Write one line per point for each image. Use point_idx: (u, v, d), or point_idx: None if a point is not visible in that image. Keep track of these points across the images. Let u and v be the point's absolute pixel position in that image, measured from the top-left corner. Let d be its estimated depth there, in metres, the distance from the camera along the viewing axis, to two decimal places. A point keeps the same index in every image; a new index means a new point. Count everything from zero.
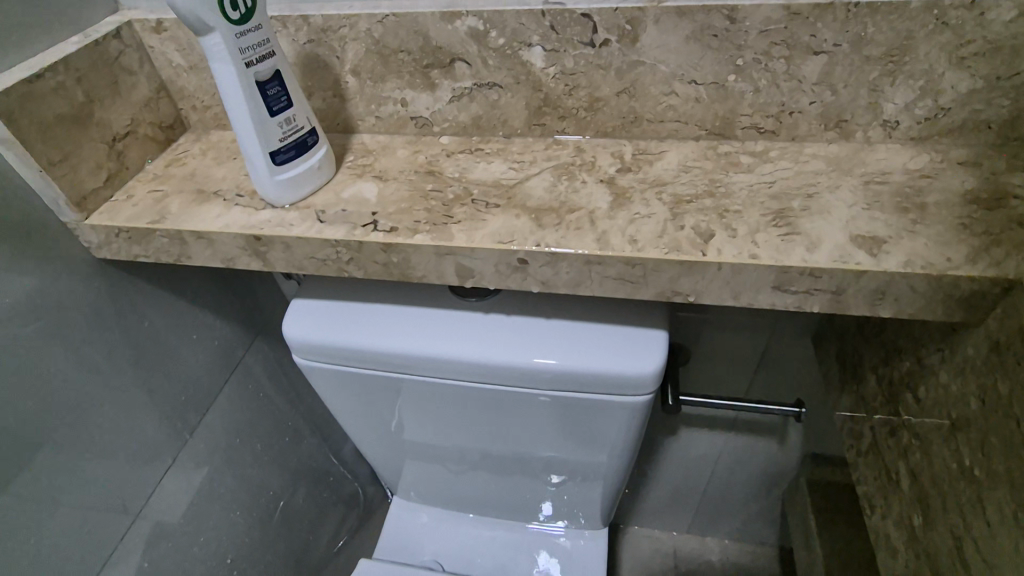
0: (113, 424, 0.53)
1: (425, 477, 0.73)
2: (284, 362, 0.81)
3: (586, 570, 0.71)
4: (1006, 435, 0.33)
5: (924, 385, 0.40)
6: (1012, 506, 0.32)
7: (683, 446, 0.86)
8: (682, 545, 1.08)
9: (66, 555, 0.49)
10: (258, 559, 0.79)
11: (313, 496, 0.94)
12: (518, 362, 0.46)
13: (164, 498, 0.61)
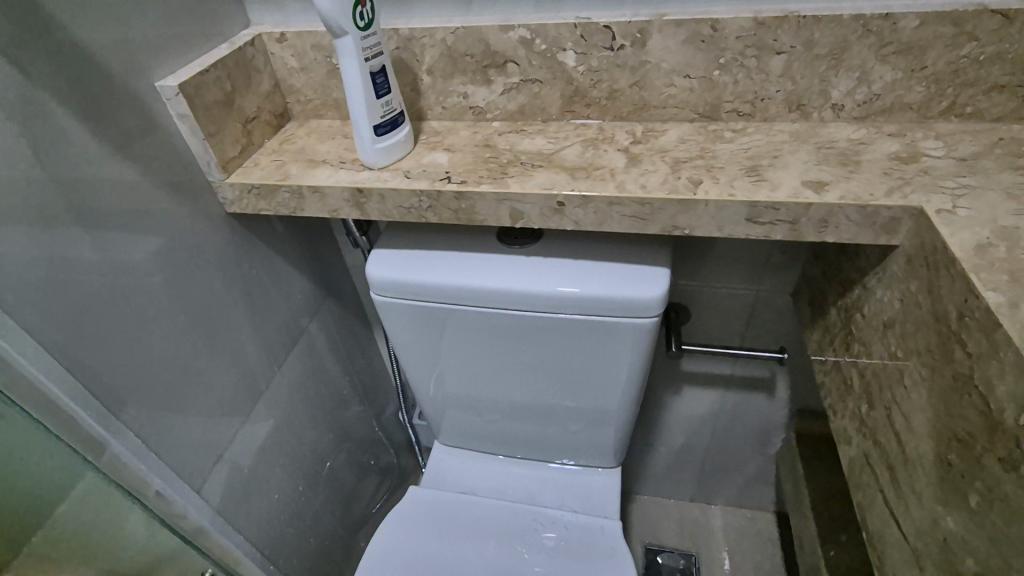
0: (223, 348, 0.67)
1: (465, 421, 0.85)
2: (342, 324, 0.94)
3: (604, 499, 0.82)
4: (913, 319, 0.44)
5: (867, 303, 0.52)
6: (918, 368, 0.43)
7: (687, 405, 0.98)
8: (687, 512, 1.19)
9: (186, 445, 0.63)
10: (310, 497, 0.91)
11: (355, 453, 1.06)
12: (553, 291, 0.59)
13: (247, 424, 0.73)
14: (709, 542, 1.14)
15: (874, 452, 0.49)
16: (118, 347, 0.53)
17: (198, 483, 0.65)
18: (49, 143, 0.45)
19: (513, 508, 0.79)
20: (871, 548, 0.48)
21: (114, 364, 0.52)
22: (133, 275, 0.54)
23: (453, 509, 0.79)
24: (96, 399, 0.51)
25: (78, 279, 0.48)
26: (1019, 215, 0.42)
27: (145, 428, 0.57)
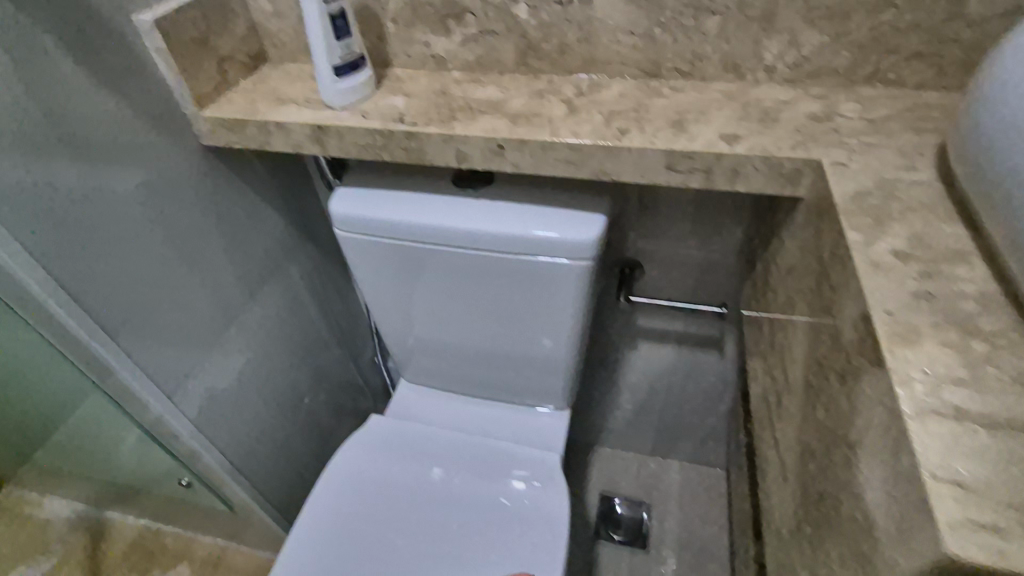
0: (199, 273, 0.73)
1: (428, 360, 0.90)
2: (322, 266, 1.00)
3: (550, 437, 0.89)
4: (805, 263, 0.49)
5: (780, 253, 0.57)
6: (804, 307, 0.48)
7: (643, 361, 1.03)
8: (645, 464, 1.27)
9: (159, 355, 0.70)
10: (283, 424, 0.98)
11: (332, 391, 1.13)
12: (497, 230, 0.63)
13: (223, 347, 0.80)
14: (661, 493, 1.22)
15: (770, 386, 0.54)
16: (102, 263, 0.60)
17: (170, 390, 0.73)
18: (37, 74, 0.51)
19: (465, 440, 0.86)
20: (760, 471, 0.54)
21: (100, 277, 0.60)
22: (117, 200, 0.60)
23: (410, 436, 0.86)
24: (81, 306, 0.59)
25: (62, 198, 0.55)
26: (902, 170, 0.46)
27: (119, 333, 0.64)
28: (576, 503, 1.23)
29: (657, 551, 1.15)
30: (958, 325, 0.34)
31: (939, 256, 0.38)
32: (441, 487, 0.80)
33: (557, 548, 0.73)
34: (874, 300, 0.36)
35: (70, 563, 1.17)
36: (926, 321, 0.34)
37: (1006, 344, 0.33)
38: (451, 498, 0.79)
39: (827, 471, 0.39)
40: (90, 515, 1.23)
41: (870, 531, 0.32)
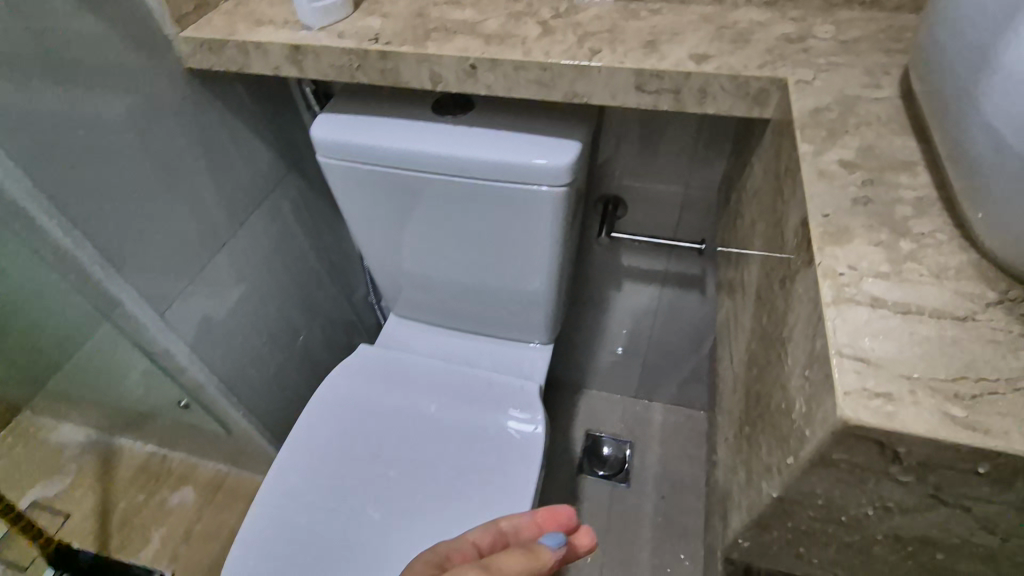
0: (188, 198, 0.75)
1: (415, 294, 0.93)
2: (312, 202, 1.01)
3: (532, 369, 0.92)
4: (767, 183, 0.50)
5: (749, 179, 0.57)
6: (763, 226, 0.49)
7: (628, 301, 1.05)
8: (630, 405, 1.31)
9: (152, 275, 0.73)
10: (277, 354, 1.02)
11: (326, 327, 1.16)
12: (473, 156, 0.64)
13: (214, 274, 0.83)
14: (645, 432, 1.27)
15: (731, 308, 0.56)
16: (92, 183, 0.63)
17: (164, 310, 0.76)
18: None
19: (448, 369, 0.89)
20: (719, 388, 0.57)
21: (91, 198, 0.63)
22: (103, 123, 0.63)
23: (396, 365, 0.90)
24: (75, 224, 0.62)
25: (52, 117, 0.58)
26: (865, 89, 0.46)
27: (110, 251, 0.67)
28: (562, 440, 1.28)
29: (637, 484, 1.20)
30: (890, 227, 0.35)
31: (886, 166, 0.39)
32: (424, 412, 0.84)
33: (530, 470, 0.78)
34: (814, 204, 0.37)
35: (83, 484, 1.24)
36: (860, 223, 0.36)
37: (933, 244, 0.34)
38: (433, 422, 0.83)
39: (766, 373, 0.41)
40: (101, 440, 1.30)
41: (790, 415, 0.35)
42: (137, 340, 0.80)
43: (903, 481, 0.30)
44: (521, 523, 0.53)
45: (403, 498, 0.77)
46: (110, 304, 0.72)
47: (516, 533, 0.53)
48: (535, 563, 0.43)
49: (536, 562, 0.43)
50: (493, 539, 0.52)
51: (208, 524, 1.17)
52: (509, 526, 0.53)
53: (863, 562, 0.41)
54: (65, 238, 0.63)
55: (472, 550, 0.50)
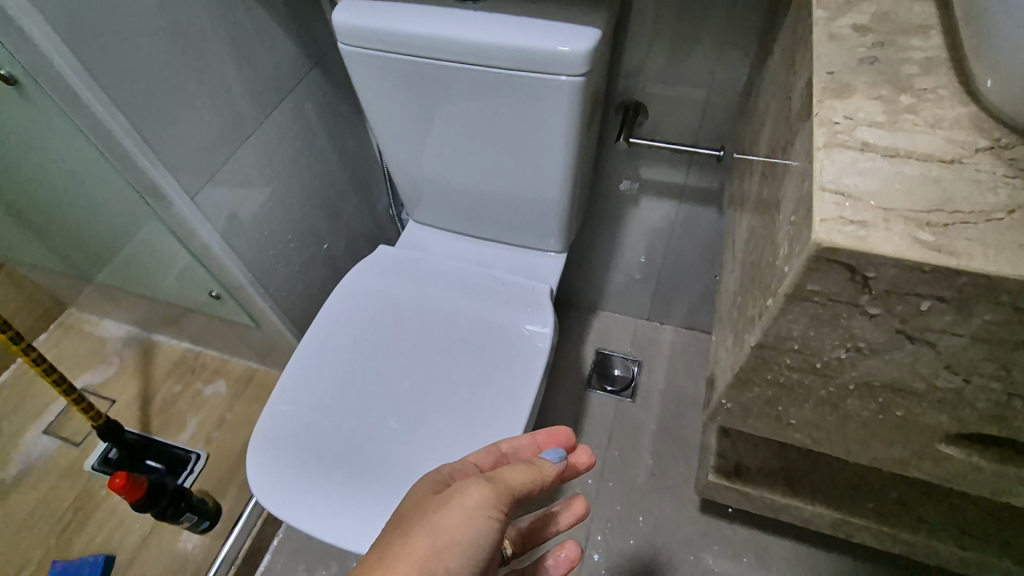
0: (217, 84, 0.77)
1: (433, 199, 0.95)
2: (334, 105, 1.02)
3: (545, 273, 0.96)
4: (783, 63, 0.49)
5: (770, 66, 0.57)
6: (775, 106, 0.49)
7: (644, 217, 1.06)
8: (642, 327, 1.34)
9: (185, 158, 0.76)
10: (302, 255, 1.07)
11: (350, 235, 1.20)
12: (493, 40, 0.66)
13: (242, 166, 0.86)
14: (654, 351, 1.31)
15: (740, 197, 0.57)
16: (126, 57, 0.65)
17: (197, 195, 0.80)
18: None
19: (463, 269, 0.93)
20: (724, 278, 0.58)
21: (127, 74, 0.66)
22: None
23: (413, 263, 0.94)
24: (111, 98, 0.65)
25: None
26: None
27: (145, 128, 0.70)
28: (572, 355, 1.32)
29: (643, 399, 1.25)
30: (893, 83, 0.36)
31: (899, 30, 0.39)
32: (440, 306, 0.89)
33: (539, 360, 0.83)
34: (820, 63, 0.37)
35: (125, 374, 1.35)
36: (864, 80, 0.36)
37: (933, 99, 0.35)
38: (448, 314, 0.88)
39: (763, 240, 0.42)
40: (140, 337, 1.40)
41: (775, 263, 0.37)
42: (173, 226, 0.85)
43: (873, 314, 0.32)
44: (521, 444, 0.61)
45: (418, 382, 0.82)
46: (147, 183, 0.76)
47: (516, 453, 0.60)
48: (540, 474, 0.50)
49: (542, 474, 0.50)
50: (495, 459, 0.58)
51: (239, 414, 1.26)
52: (509, 448, 0.60)
53: (837, 420, 0.44)
54: (102, 110, 0.66)
55: (475, 468, 0.56)
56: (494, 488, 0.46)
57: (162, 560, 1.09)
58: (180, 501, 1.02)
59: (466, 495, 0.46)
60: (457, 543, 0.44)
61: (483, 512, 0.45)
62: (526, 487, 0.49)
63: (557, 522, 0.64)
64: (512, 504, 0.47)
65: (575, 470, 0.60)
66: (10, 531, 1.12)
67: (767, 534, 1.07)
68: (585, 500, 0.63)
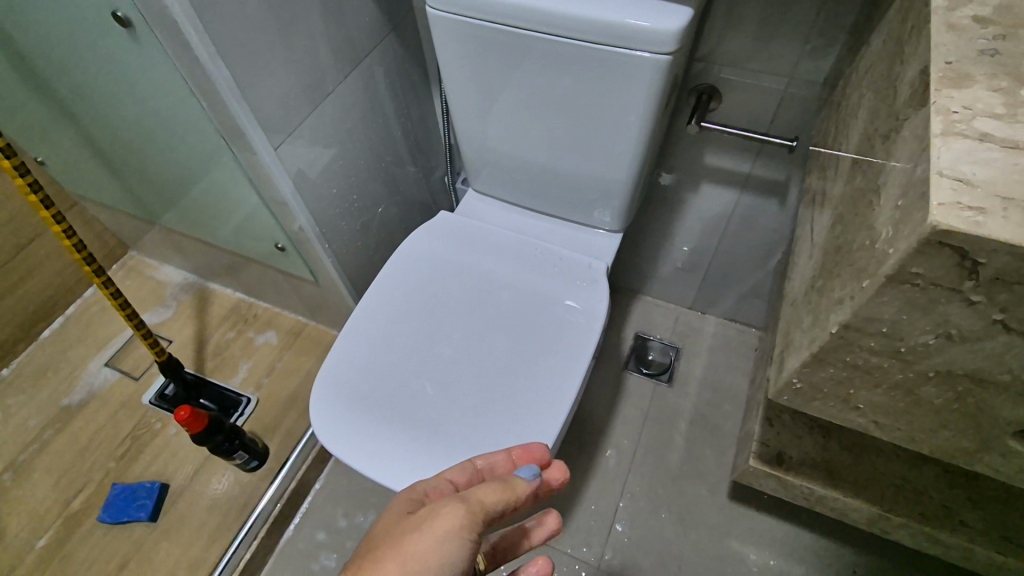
0: (305, 41, 0.80)
1: (495, 171, 0.97)
2: (406, 70, 1.05)
3: (599, 251, 0.97)
4: (886, 53, 0.50)
5: (866, 57, 0.57)
6: (872, 95, 0.50)
7: (702, 203, 1.06)
8: (684, 314, 1.35)
9: (271, 110, 0.79)
10: (362, 216, 1.11)
11: (406, 201, 1.24)
12: (583, 14, 0.67)
13: (319, 123, 0.89)
14: (694, 339, 1.32)
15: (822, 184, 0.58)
16: (232, 8, 0.68)
17: (280, 148, 0.84)
18: None
19: (521, 241, 0.96)
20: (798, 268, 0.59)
21: (228, 27, 0.69)
22: None
23: (473, 231, 0.98)
24: (215, 48, 0.69)
25: None
26: None
27: (241, 79, 0.73)
28: (612, 336, 1.34)
29: (680, 385, 1.26)
30: (1012, 77, 0.36)
31: (1022, 24, 0.39)
32: (495, 274, 0.92)
33: (592, 333, 0.85)
34: (937, 52, 0.37)
35: (182, 317, 1.41)
36: (983, 71, 0.36)
37: None
38: (503, 281, 0.91)
39: (856, 226, 0.43)
40: (197, 284, 1.47)
41: (872, 247, 0.38)
42: (250, 175, 0.89)
43: (972, 301, 0.33)
44: (497, 461, 0.59)
45: (471, 343, 0.85)
46: (234, 132, 0.80)
47: (492, 470, 0.59)
48: (512, 493, 0.49)
49: (513, 492, 0.49)
50: (470, 476, 0.58)
51: (288, 363, 1.32)
52: (485, 464, 0.59)
53: (908, 406, 0.45)
54: (206, 59, 0.69)
55: (450, 486, 0.56)
56: (466, 510, 0.46)
57: (212, 493, 1.15)
58: (234, 438, 1.08)
59: (437, 519, 0.45)
60: (427, 566, 0.43)
61: (455, 535, 0.45)
62: (498, 507, 0.48)
63: (529, 539, 0.60)
64: (484, 525, 0.47)
65: (549, 486, 0.56)
66: (74, 453, 1.20)
67: (794, 526, 1.08)
68: (559, 514, 0.60)
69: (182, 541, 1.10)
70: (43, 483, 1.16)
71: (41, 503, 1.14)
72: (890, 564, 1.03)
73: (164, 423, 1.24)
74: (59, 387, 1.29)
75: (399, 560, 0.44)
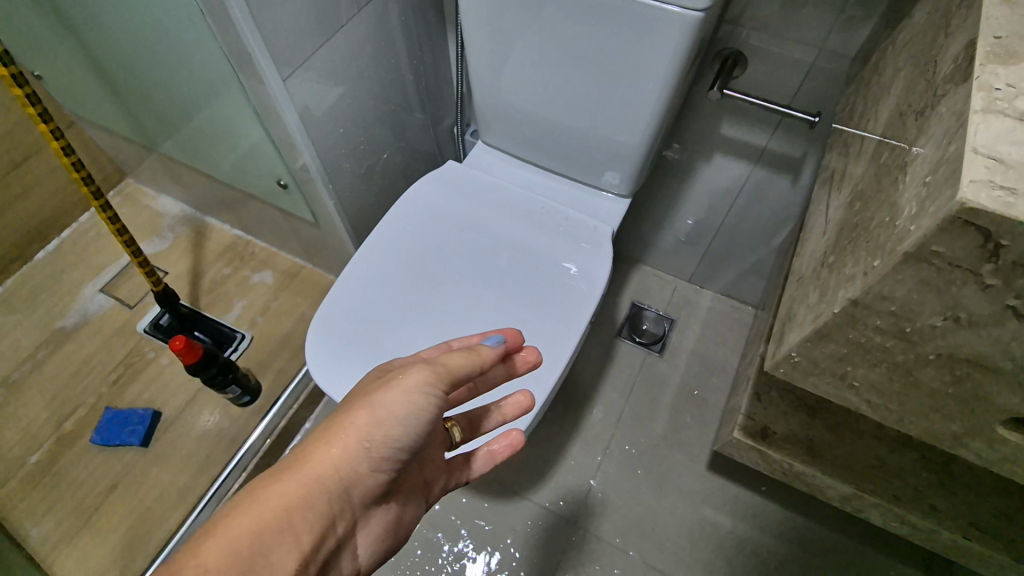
0: None
1: (507, 123, 0.95)
2: (422, 10, 1.01)
3: (606, 215, 0.96)
4: (928, 28, 0.48)
5: (905, 31, 0.55)
6: (909, 72, 0.48)
7: (713, 175, 1.05)
8: (681, 287, 1.36)
9: (282, 37, 0.76)
10: (368, 159, 1.08)
11: (412, 149, 1.21)
12: None
13: (330, 57, 0.86)
14: (688, 312, 1.33)
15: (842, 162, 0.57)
16: None
17: (290, 79, 0.81)
18: None
19: (527, 198, 0.95)
20: (810, 245, 0.59)
21: None
22: None
23: (479, 184, 0.97)
24: None
25: None
26: None
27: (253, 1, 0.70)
28: (608, 303, 1.34)
29: (671, 356, 1.27)
30: None
31: None
32: (498, 227, 0.91)
33: (592, 294, 0.85)
34: (987, 27, 0.36)
35: (178, 249, 1.40)
36: None
37: None
38: (505, 235, 0.91)
39: (876, 205, 0.43)
40: (194, 217, 1.45)
41: (893, 225, 0.37)
42: (257, 105, 0.87)
43: (988, 285, 0.33)
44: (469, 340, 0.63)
45: (469, 295, 0.85)
46: (243, 57, 0.77)
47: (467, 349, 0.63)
48: (479, 358, 0.56)
49: (480, 357, 0.56)
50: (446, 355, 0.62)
51: (283, 304, 1.32)
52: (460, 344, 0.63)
53: (904, 387, 0.45)
54: None
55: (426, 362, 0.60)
56: (433, 370, 0.52)
57: (203, 424, 1.17)
58: (228, 372, 1.09)
59: (405, 377, 0.51)
60: (395, 415, 0.50)
61: (420, 389, 0.51)
62: (464, 369, 0.55)
63: (501, 414, 0.68)
64: (449, 384, 0.53)
65: (522, 367, 0.66)
66: (67, 374, 1.21)
67: (768, 499, 1.11)
68: (530, 393, 0.68)
69: (172, 468, 1.12)
70: (36, 402, 1.17)
71: (33, 421, 1.15)
72: (854, 540, 1.07)
73: (158, 352, 1.24)
74: (53, 309, 1.29)
75: (369, 410, 0.49)
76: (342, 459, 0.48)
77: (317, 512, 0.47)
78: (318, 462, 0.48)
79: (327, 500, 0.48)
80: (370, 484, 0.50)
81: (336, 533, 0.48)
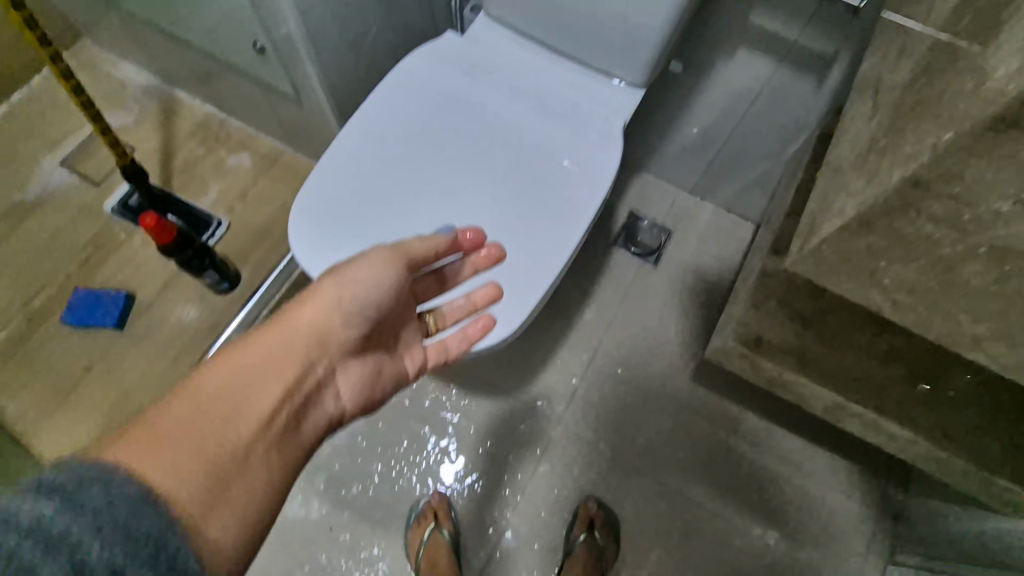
0: None
1: None
2: None
3: (617, 107, 0.86)
4: None
5: None
6: None
7: (734, 73, 0.96)
8: (681, 199, 1.31)
9: None
10: (356, 28, 0.97)
11: (405, 22, 1.09)
12: None
13: None
14: (685, 225, 1.29)
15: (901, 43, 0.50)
16: None
17: None
18: None
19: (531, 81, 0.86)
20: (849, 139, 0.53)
21: None
22: None
23: (478, 63, 0.87)
24: None
25: None
26: None
27: None
28: (605, 211, 1.29)
29: (665, 268, 1.25)
30: None
31: None
32: (497, 114, 0.84)
33: (596, 192, 0.80)
34: None
35: (145, 124, 1.28)
36: None
37: None
38: (504, 123, 0.83)
39: (953, 79, 0.37)
40: (161, 90, 1.32)
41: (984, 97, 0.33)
42: None
43: None
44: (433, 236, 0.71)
45: (464, 187, 0.79)
46: None
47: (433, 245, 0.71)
48: (434, 243, 0.64)
49: (435, 242, 0.64)
50: None
51: (262, 191, 1.24)
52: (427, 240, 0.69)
53: (941, 285, 0.43)
54: None
55: None
56: (391, 248, 0.62)
57: (179, 310, 1.12)
58: (204, 257, 1.03)
59: (367, 252, 0.61)
60: (358, 280, 0.60)
61: (378, 261, 0.61)
62: (421, 251, 0.64)
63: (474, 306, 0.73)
64: (408, 261, 0.63)
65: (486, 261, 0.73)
66: (32, 251, 1.14)
67: (747, 410, 1.14)
68: (497, 286, 0.72)
69: (150, 352, 1.09)
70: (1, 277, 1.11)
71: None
72: (825, 451, 1.11)
73: (128, 234, 1.17)
74: (10, 181, 1.19)
75: (337, 277, 0.59)
76: (314, 313, 0.59)
77: (296, 353, 0.57)
78: (289, 321, 0.58)
79: (304, 344, 0.58)
80: (340, 337, 0.60)
81: (313, 375, 0.58)
